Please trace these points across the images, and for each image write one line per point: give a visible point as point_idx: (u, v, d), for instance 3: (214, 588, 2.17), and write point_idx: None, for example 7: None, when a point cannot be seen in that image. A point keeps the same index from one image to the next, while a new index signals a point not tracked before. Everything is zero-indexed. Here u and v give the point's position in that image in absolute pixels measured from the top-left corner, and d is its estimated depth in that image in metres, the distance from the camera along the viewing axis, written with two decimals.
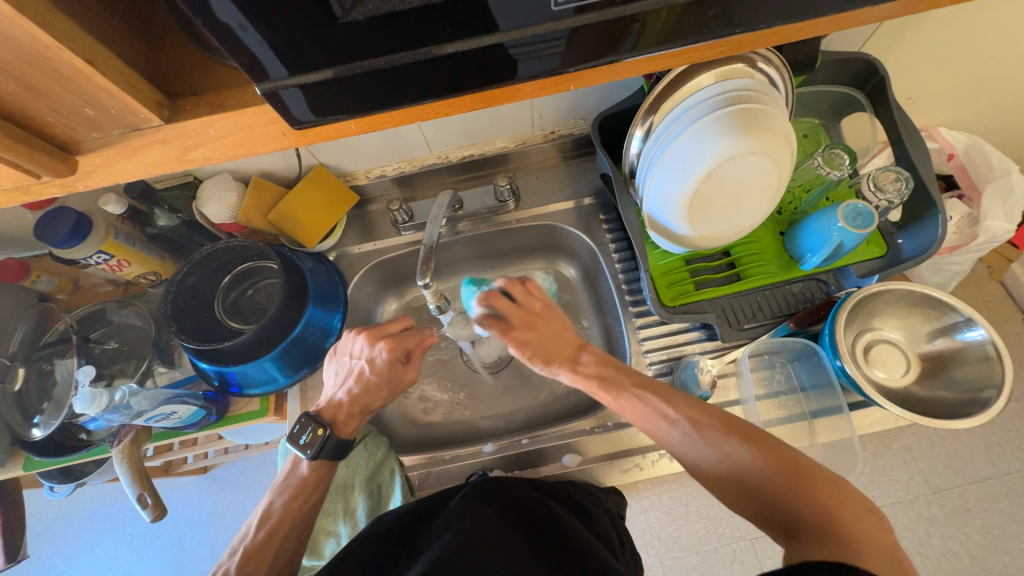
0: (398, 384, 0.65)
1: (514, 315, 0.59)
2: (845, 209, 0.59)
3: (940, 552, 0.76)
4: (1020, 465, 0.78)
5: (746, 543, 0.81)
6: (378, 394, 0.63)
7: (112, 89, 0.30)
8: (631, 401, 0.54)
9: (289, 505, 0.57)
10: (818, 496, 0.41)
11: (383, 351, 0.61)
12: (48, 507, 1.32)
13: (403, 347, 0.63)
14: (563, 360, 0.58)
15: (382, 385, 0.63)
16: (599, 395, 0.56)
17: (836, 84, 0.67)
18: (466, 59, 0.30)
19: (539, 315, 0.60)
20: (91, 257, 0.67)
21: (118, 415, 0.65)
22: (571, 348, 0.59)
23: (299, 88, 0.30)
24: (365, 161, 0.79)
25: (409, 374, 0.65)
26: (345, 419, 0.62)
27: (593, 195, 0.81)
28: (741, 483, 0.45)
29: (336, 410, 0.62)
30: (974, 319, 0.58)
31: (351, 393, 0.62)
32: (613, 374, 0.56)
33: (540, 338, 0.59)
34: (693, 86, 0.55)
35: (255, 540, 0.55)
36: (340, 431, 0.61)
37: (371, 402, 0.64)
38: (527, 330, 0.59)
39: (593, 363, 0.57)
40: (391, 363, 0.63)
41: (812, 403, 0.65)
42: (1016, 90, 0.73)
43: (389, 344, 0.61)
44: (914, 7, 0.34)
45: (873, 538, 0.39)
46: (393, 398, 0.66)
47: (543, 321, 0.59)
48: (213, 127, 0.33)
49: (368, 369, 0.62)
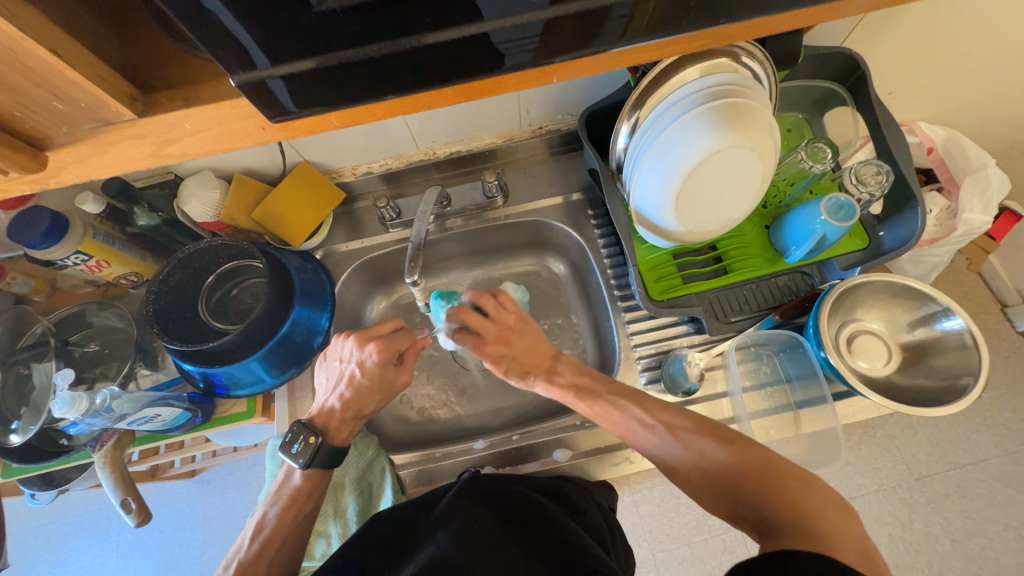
0: (391, 387, 0.64)
1: (488, 330, 0.60)
2: (828, 202, 0.60)
3: (923, 537, 0.78)
4: (997, 451, 0.80)
5: (736, 533, 0.82)
6: (371, 398, 0.63)
7: (82, 82, 0.29)
8: (605, 407, 0.54)
9: (283, 515, 0.56)
10: (786, 493, 0.42)
11: (374, 352, 0.61)
12: (29, 515, 1.29)
13: (394, 348, 0.63)
14: (539, 372, 0.59)
15: (374, 389, 0.62)
16: (570, 403, 0.57)
17: (818, 78, 0.68)
18: (447, 50, 0.30)
19: (512, 330, 0.60)
20: (68, 257, 0.65)
21: (99, 419, 0.63)
22: (546, 360, 0.59)
23: (282, 79, 0.29)
24: (351, 157, 0.78)
25: (402, 376, 0.65)
26: (338, 425, 0.62)
27: (581, 190, 0.81)
28: (715, 481, 0.46)
29: (328, 416, 0.61)
30: (951, 309, 0.59)
31: (343, 398, 0.61)
32: (589, 382, 0.57)
33: (512, 352, 0.59)
34: (678, 81, 0.55)
35: (248, 553, 0.54)
36: (334, 438, 0.61)
37: (364, 407, 0.63)
38: (497, 346, 0.60)
39: (568, 373, 0.58)
40: (383, 365, 0.62)
41: (798, 394, 0.67)
42: (992, 85, 0.75)
43: (379, 346, 0.61)
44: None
45: (841, 533, 0.39)
46: (387, 401, 0.66)
47: (518, 336, 0.60)
48: (189, 121, 0.32)
49: (359, 372, 0.61)
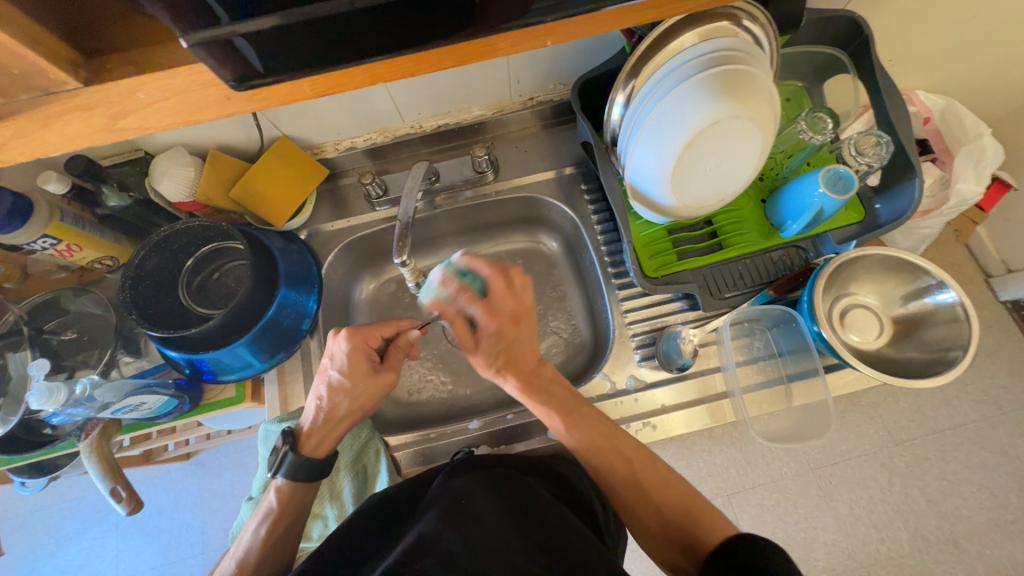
0: (372, 387, 0.60)
1: (503, 304, 0.60)
2: (827, 173, 0.58)
3: (902, 498, 0.81)
4: (975, 416, 0.83)
5: (725, 499, 0.83)
6: (348, 397, 0.59)
7: (11, 44, 0.26)
8: (585, 421, 0.57)
9: (267, 528, 0.57)
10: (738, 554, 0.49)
11: (343, 340, 0.59)
12: (24, 500, 1.29)
13: (364, 341, 0.60)
14: (519, 369, 0.60)
15: (346, 386, 0.59)
16: (531, 407, 0.59)
17: (820, 44, 0.65)
18: (423, 5, 0.27)
19: (524, 314, 0.61)
20: (35, 241, 0.62)
21: (82, 409, 0.61)
22: (533, 360, 0.60)
23: (246, 37, 0.26)
24: (333, 131, 0.74)
25: (380, 372, 0.60)
26: (308, 431, 0.59)
27: (574, 164, 0.79)
28: (674, 529, 0.52)
29: (310, 417, 0.59)
30: (945, 282, 0.59)
31: (320, 396, 0.59)
32: (566, 397, 0.59)
33: (513, 338, 0.60)
34: (674, 47, 0.52)
35: (238, 560, 0.56)
36: (301, 448, 0.59)
37: (337, 407, 0.59)
38: (501, 330, 0.60)
39: (547, 378, 0.60)
40: (355, 357, 0.59)
41: (790, 367, 0.67)
42: (992, 53, 0.73)
43: (347, 333, 0.59)
44: None
45: None
46: (371, 406, 0.61)
47: (523, 321, 0.61)
48: (142, 90, 0.29)
49: (333, 366, 0.59)
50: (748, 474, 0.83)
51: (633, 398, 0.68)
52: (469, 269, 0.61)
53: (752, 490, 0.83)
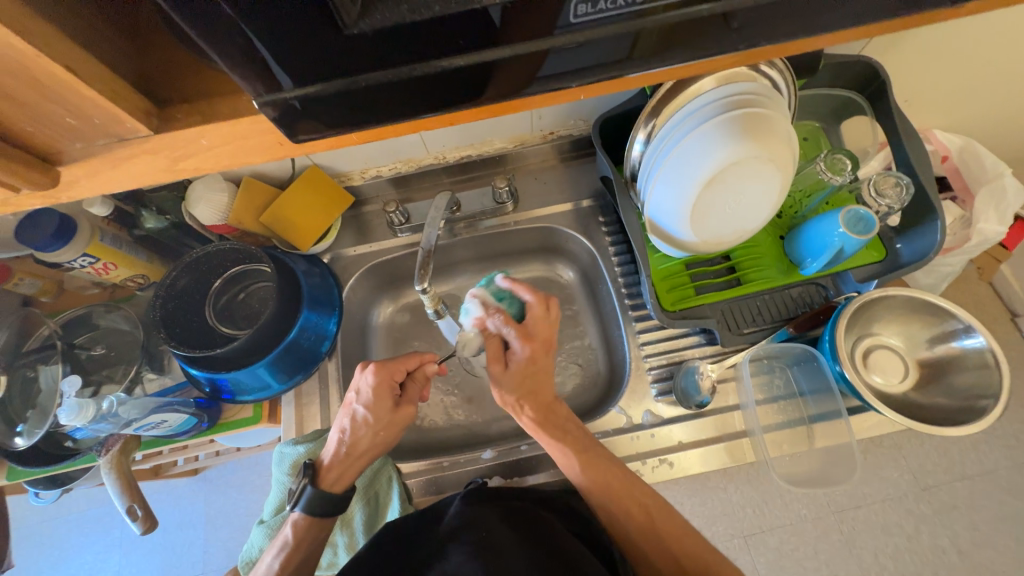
0: (393, 422, 0.60)
1: (539, 326, 0.60)
2: (847, 214, 0.59)
3: (929, 548, 0.77)
4: (1006, 462, 0.79)
5: (740, 541, 0.80)
6: (370, 432, 0.59)
7: (96, 98, 0.28)
8: (603, 464, 0.56)
9: (284, 564, 0.56)
10: None
11: (370, 374, 0.59)
12: (34, 510, 1.29)
13: (392, 375, 0.60)
14: (537, 403, 0.59)
15: (371, 421, 0.59)
16: (542, 442, 0.58)
17: (836, 88, 0.67)
18: (467, 72, 0.29)
19: (556, 344, 0.61)
20: (76, 260, 0.65)
21: (106, 424, 0.63)
22: (550, 396, 0.60)
23: (302, 100, 0.29)
24: (361, 162, 0.77)
25: (402, 408, 0.61)
26: (329, 466, 0.59)
27: (592, 197, 0.81)
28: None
29: (331, 450, 0.59)
30: (974, 327, 0.58)
31: (343, 428, 0.59)
32: (582, 439, 0.59)
33: (541, 368, 0.60)
34: (694, 90, 0.54)
35: None
36: (320, 483, 0.58)
37: (359, 442, 0.59)
38: (534, 355, 0.60)
39: (562, 417, 0.60)
40: (381, 392, 0.59)
41: (811, 408, 0.66)
42: (1010, 95, 0.74)
43: (376, 367, 0.60)
44: (911, 24, 0.34)
45: None
46: (392, 441, 0.62)
47: (548, 349, 0.61)
48: (205, 136, 0.32)
49: (358, 400, 0.60)
50: (766, 515, 0.79)
51: (649, 433, 0.67)
52: (508, 293, 0.63)
53: (770, 533, 0.79)
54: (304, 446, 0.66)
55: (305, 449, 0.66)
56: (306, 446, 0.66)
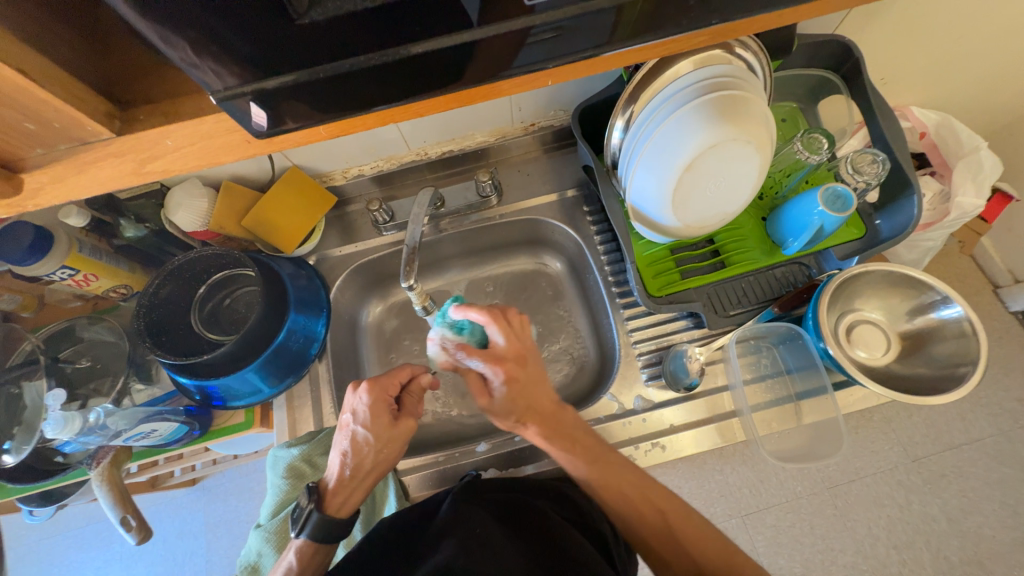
0: (395, 436, 0.59)
1: (506, 348, 0.58)
2: (826, 192, 0.59)
3: (921, 518, 0.79)
4: (992, 430, 0.81)
5: (738, 520, 0.81)
6: (373, 450, 0.58)
7: (53, 102, 0.28)
8: (608, 466, 0.57)
9: None
10: None
11: (365, 393, 0.59)
12: (30, 529, 1.28)
13: (386, 392, 0.60)
14: (538, 414, 0.59)
15: (374, 443, 0.58)
16: (550, 452, 0.58)
17: (812, 67, 0.67)
18: (430, 58, 0.29)
19: (530, 355, 0.59)
20: (54, 273, 0.64)
21: (94, 437, 0.63)
22: (551, 406, 0.59)
23: (263, 91, 0.28)
24: (342, 161, 0.77)
25: (401, 422, 0.60)
26: (334, 490, 0.59)
27: (576, 186, 0.81)
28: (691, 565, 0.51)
29: (335, 474, 0.59)
30: (950, 297, 0.59)
31: (344, 451, 0.59)
32: (591, 441, 0.59)
33: (525, 380, 0.58)
34: (670, 74, 0.54)
35: None
36: (326, 508, 0.58)
37: (362, 462, 0.59)
38: (511, 375, 0.57)
39: (566, 423, 0.59)
40: (377, 410, 0.59)
41: (798, 385, 0.67)
42: (983, 70, 0.74)
43: (369, 385, 0.59)
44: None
45: None
46: (395, 456, 0.61)
47: (531, 356, 0.59)
48: (170, 137, 0.31)
49: (356, 421, 0.59)
50: (761, 493, 0.81)
51: (641, 418, 0.67)
52: (466, 324, 0.62)
53: (766, 511, 0.80)
54: (298, 448, 0.67)
55: (299, 451, 0.66)
56: (299, 448, 0.67)
